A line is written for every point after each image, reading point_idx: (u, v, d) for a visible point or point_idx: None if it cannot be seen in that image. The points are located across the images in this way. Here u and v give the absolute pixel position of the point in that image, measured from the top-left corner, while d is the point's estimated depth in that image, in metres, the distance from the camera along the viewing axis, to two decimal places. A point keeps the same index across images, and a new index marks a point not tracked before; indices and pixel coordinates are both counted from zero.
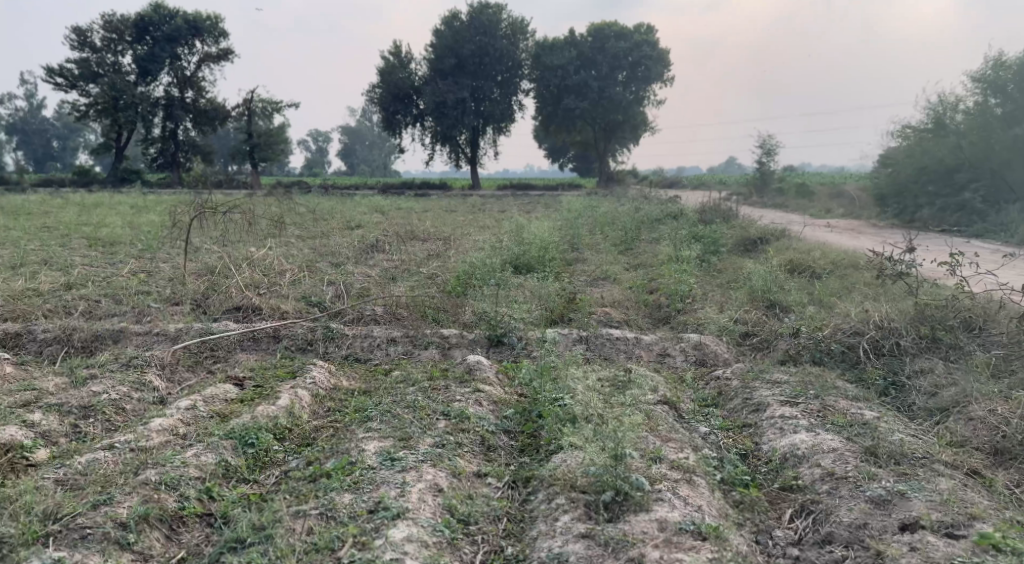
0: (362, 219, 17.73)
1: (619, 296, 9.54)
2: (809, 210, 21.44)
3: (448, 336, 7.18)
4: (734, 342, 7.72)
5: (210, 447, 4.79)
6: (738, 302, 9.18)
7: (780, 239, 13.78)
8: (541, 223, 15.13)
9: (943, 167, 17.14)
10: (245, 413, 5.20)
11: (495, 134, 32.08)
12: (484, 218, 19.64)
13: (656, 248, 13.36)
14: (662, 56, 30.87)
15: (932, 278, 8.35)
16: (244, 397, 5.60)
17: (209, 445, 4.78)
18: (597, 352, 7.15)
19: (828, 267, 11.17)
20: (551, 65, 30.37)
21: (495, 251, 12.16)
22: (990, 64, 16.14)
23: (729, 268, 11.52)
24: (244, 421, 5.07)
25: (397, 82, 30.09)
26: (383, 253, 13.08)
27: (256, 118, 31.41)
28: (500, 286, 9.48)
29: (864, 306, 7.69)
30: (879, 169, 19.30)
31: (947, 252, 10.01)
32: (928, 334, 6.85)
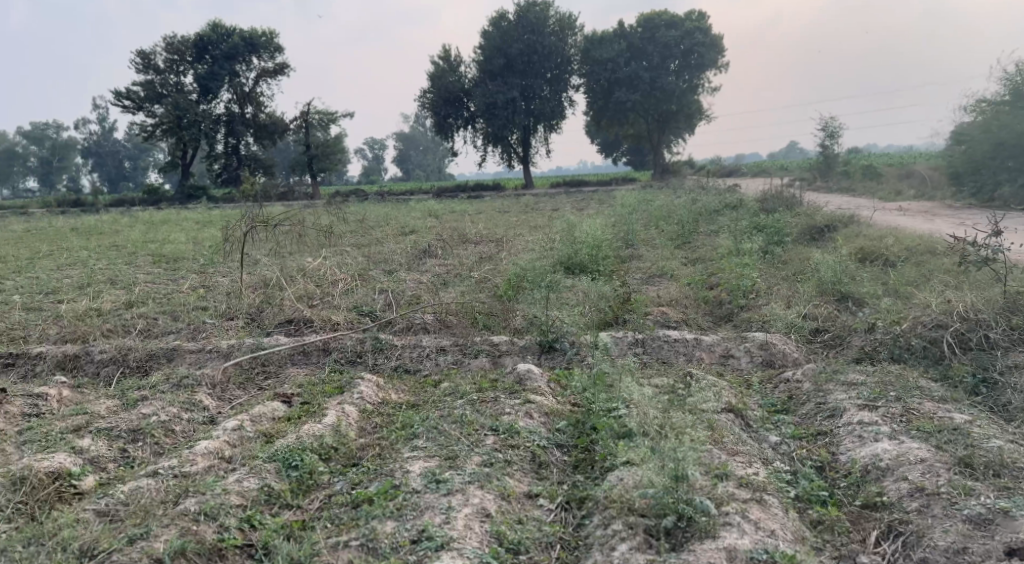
0: (416, 224, 17.60)
1: (677, 293, 9.13)
2: (878, 193, 20.57)
3: (499, 344, 6.89)
4: (803, 340, 7.27)
5: (252, 471, 4.59)
6: (805, 297, 8.69)
7: (848, 226, 13.13)
8: (595, 221, 14.74)
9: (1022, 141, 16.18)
10: (290, 433, 4.98)
11: (547, 132, 31.73)
12: (538, 218, 19.32)
13: (716, 240, 12.86)
14: (715, 43, 30.09)
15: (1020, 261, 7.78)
16: (290, 415, 5.37)
17: (252, 470, 4.58)
18: (654, 356, 6.78)
19: (903, 254, 10.55)
20: (601, 59, 29.89)
21: (550, 252, 11.82)
22: None
23: (795, 259, 10.97)
24: (286, 442, 4.84)
25: (447, 85, 29.97)
26: (437, 257, 12.87)
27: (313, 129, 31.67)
28: (554, 288, 9.16)
29: (945, 296, 7.20)
30: (952, 147, 18.39)
31: None
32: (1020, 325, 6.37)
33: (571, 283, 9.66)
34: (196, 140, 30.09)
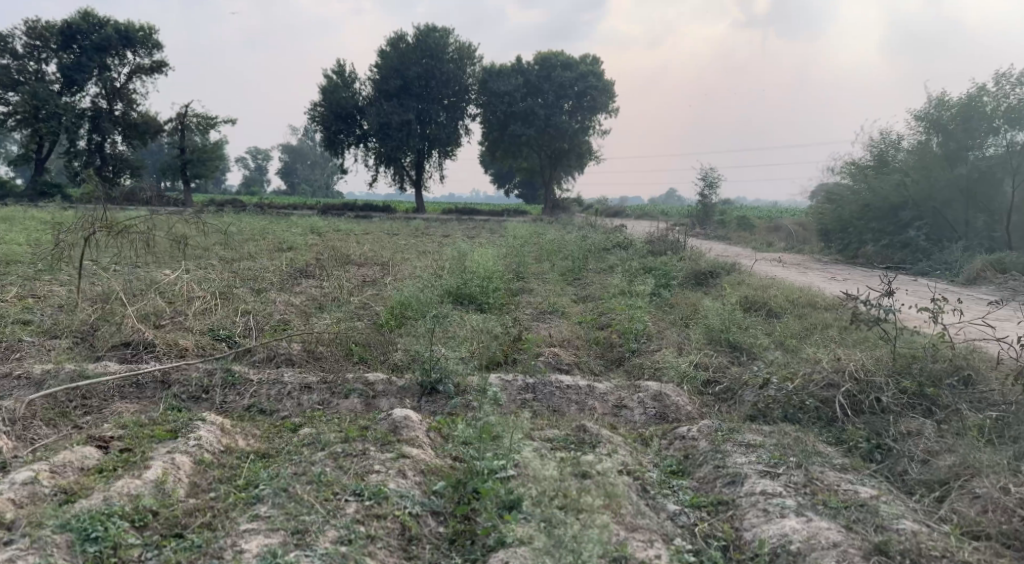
0: (293, 240, 16.65)
1: (569, 333, 8.72)
2: (753, 242, 21.12)
3: (374, 383, 6.20)
4: (695, 392, 6.95)
5: (34, 547, 4.02)
6: (697, 344, 8.43)
7: (731, 273, 13.17)
8: (483, 250, 14.30)
9: (885, 204, 16.80)
10: (96, 493, 4.41)
11: (439, 158, 31.22)
12: (423, 243, 18.77)
13: (605, 279, 12.64)
14: (607, 87, 30.65)
15: (911, 326, 7.68)
16: (98, 466, 4.73)
17: (34, 545, 4.02)
18: (545, 404, 6.28)
19: (787, 305, 10.54)
20: (497, 91, 29.77)
21: (434, 280, 11.27)
22: (933, 102, 15.94)
23: (682, 303, 10.83)
24: (89, 504, 4.29)
25: (340, 101, 28.88)
26: (313, 278, 12.07)
27: (190, 133, 29.93)
28: (439, 321, 8.58)
29: (838, 355, 6.99)
30: (819, 203, 18.93)
31: (918, 295, 9.45)
32: (915, 389, 6.10)
33: (458, 316, 9.10)
34: (55, 134, 27.86)
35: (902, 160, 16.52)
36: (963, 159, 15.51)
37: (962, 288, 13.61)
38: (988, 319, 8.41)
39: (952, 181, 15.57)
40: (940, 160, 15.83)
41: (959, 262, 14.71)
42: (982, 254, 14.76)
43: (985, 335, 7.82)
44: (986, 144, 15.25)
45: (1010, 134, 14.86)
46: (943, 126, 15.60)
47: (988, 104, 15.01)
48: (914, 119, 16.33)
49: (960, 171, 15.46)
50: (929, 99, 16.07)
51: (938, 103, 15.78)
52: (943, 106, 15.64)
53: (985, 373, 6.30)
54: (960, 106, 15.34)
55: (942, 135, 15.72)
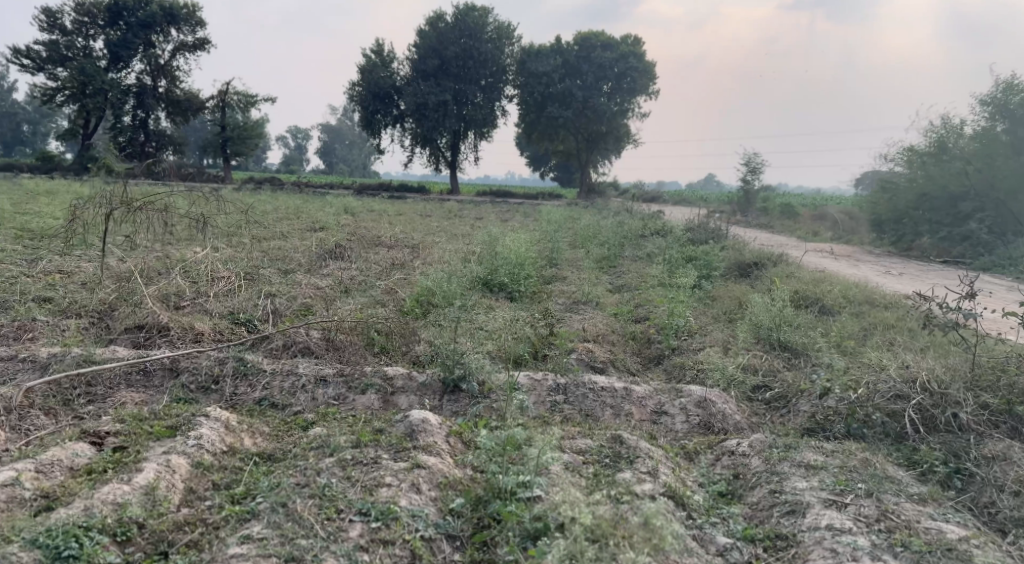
0: (326, 220, 16.24)
1: (603, 327, 8.13)
2: (796, 231, 20.28)
3: (393, 377, 5.65)
4: (742, 399, 6.36)
5: None
6: (744, 342, 7.79)
7: (776, 264, 12.43)
8: (517, 235, 13.74)
9: (944, 195, 15.85)
10: (77, 501, 3.96)
11: (476, 139, 30.65)
12: (457, 226, 18.26)
13: (643, 269, 12.01)
14: (648, 69, 29.86)
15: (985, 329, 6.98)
16: (86, 467, 4.25)
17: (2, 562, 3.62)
18: (576, 407, 5.72)
19: (839, 300, 9.82)
20: (536, 72, 29.14)
21: (463, 266, 10.75)
22: (998, 87, 15.22)
23: (725, 296, 10.16)
24: (67, 513, 3.86)
25: (378, 80, 28.42)
26: (342, 260, 11.61)
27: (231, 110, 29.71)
28: (466, 311, 8.05)
29: (905, 362, 6.36)
30: (870, 193, 17.94)
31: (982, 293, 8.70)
32: (1008, 408, 5.53)
33: (487, 307, 8.56)
34: (100, 110, 27.72)
35: (962, 147, 15.55)
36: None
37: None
38: None
39: (1017, 170, 14.64)
40: (1004, 148, 14.94)
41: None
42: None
43: None
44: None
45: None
46: (1009, 112, 14.87)
47: None
48: (977, 104, 15.48)
49: None
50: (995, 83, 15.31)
51: (1005, 88, 15.07)
52: (1010, 91, 14.95)
53: None
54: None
55: (1008, 122, 14.91)
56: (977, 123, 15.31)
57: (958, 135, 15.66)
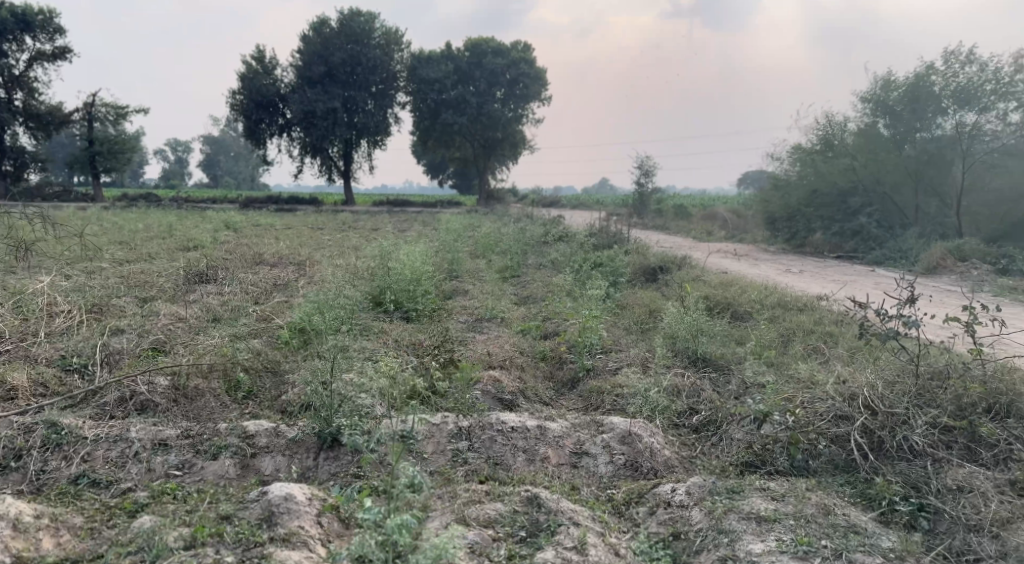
0: (200, 238, 14.80)
1: (509, 350, 7.29)
2: (693, 231, 20.03)
3: (255, 435, 4.68)
4: (669, 428, 5.69)
5: None
6: (663, 358, 7.05)
7: (681, 267, 11.86)
8: (411, 246, 12.79)
9: (835, 191, 15.67)
10: None
11: (370, 147, 29.43)
12: (347, 239, 17.11)
13: (548, 278, 11.26)
14: (540, 74, 29.48)
15: (935, 339, 6.46)
16: None
17: None
18: (482, 455, 4.82)
19: (755, 307, 8.95)
20: (427, 78, 28.19)
21: (350, 285, 9.69)
22: (878, 81, 14.93)
23: (634, 305, 9.38)
24: None
25: (262, 88, 26.84)
26: (213, 282, 10.39)
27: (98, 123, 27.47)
28: (353, 340, 7.08)
29: (841, 376, 5.75)
30: (761, 191, 17.65)
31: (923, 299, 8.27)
32: (964, 425, 4.94)
33: (376, 334, 7.61)
34: None
35: (850, 143, 15.40)
36: (911, 139, 14.44)
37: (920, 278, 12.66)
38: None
39: (902, 163, 14.59)
40: (886, 143, 14.85)
41: (915, 251, 13.70)
42: (937, 241, 13.89)
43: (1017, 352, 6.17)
44: (935, 124, 14.11)
45: (959, 115, 13.75)
46: (888, 107, 14.61)
47: (936, 83, 13.85)
48: (860, 100, 15.30)
49: (908, 152, 14.49)
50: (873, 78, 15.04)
51: (884, 83, 14.76)
52: (888, 86, 14.64)
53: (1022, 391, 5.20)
54: (907, 85, 14.24)
55: (888, 117, 14.72)
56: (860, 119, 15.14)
57: (844, 132, 15.57)
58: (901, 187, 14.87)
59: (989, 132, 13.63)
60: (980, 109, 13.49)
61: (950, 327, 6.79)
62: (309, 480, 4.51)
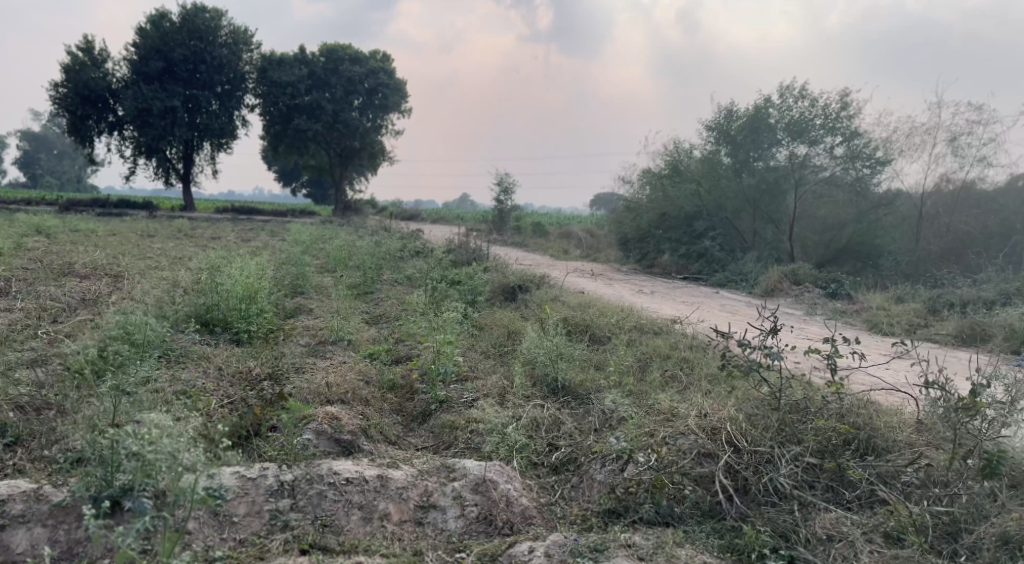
0: (7, 243, 13.09)
1: (348, 379, 6.62)
2: (548, 249, 19.86)
3: (7, 502, 4.78)
4: (528, 469, 5.27)
5: None
6: (521, 387, 6.59)
7: (540, 287, 11.50)
8: (253, 259, 11.80)
9: (681, 213, 15.92)
10: None
11: (213, 151, 27.74)
12: (181, 248, 15.72)
13: (401, 296, 10.59)
14: (399, 85, 28.87)
15: (796, 368, 6.43)
16: None
17: None
18: (309, 515, 4.77)
19: (614, 330, 8.68)
20: (278, 81, 26.90)
21: (175, 301, 8.70)
22: (722, 109, 15.25)
23: (492, 325, 8.87)
24: None
25: (90, 81, 24.66)
26: (6, 298, 9.10)
27: None
28: (152, 379, 6.51)
29: (705, 406, 5.45)
30: (614, 213, 17.72)
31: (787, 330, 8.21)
32: (833, 466, 4.70)
33: (182, 371, 6.90)
34: None
35: (693, 169, 15.64)
36: (750, 168, 14.94)
37: (762, 299, 12.95)
38: (886, 367, 6.76)
39: (741, 191, 15.12)
40: (727, 170, 15.33)
41: (754, 273, 14.04)
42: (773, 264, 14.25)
43: (870, 382, 6.22)
44: (771, 154, 14.60)
45: (792, 146, 14.20)
46: (729, 136, 14.99)
47: (772, 116, 14.31)
48: (705, 127, 15.63)
49: (748, 181, 15.02)
50: (718, 107, 15.38)
51: (727, 112, 15.12)
52: (730, 116, 15.02)
53: (879, 422, 5.06)
54: (747, 116, 14.65)
55: (729, 146, 15.14)
56: (703, 147, 15.51)
57: (689, 157, 15.87)
58: (741, 212, 15.38)
59: (817, 166, 14.14)
60: (810, 142, 13.98)
61: (807, 359, 6.71)
62: (77, 555, 4.62)
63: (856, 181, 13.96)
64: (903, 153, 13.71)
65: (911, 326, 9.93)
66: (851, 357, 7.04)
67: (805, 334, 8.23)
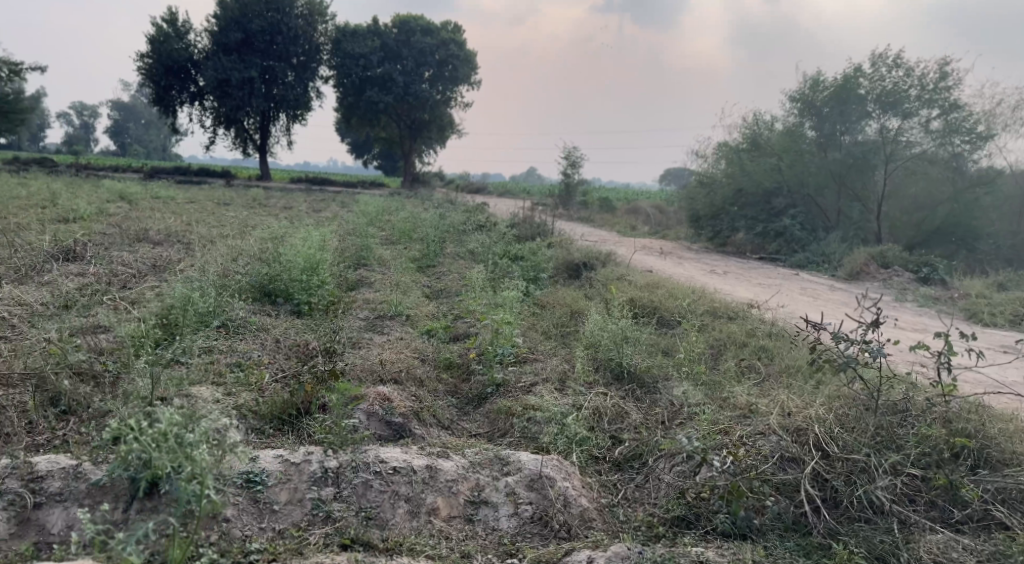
0: (84, 208, 13.15)
1: (402, 357, 6.27)
2: (617, 224, 19.25)
3: (46, 480, 4.54)
4: (588, 465, 4.84)
5: None
6: (583, 373, 6.13)
7: (607, 264, 10.98)
8: (318, 230, 11.55)
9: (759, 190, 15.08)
10: None
11: (288, 122, 27.81)
12: (249, 217, 15.65)
13: (462, 270, 10.22)
14: (469, 57, 28.42)
15: (897, 367, 5.81)
16: None
17: None
18: (353, 506, 4.42)
19: (685, 313, 8.13)
20: (351, 53, 26.74)
21: (237, 271, 8.49)
22: (809, 80, 14.34)
23: (555, 304, 8.42)
24: None
25: (172, 52, 24.88)
26: (78, 262, 9.03)
27: None
28: (207, 352, 6.28)
29: (786, 402, 4.94)
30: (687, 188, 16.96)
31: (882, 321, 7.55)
32: (944, 482, 4.21)
33: (235, 341, 6.66)
34: None
35: (774, 142, 14.75)
36: (835, 142, 14.06)
37: (845, 282, 12.17)
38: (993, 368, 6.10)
39: (825, 167, 14.19)
40: (810, 146, 14.44)
41: (838, 255, 13.24)
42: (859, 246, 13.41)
43: (979, 386, 5.57)
44: (859, 127, 13.69)
45: (883, 119, 13.28)
46: (816, 108, 14.10)
47: (863, 87, 13.33)
48: (789, 99, 14.76)
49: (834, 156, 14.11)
50: (805, 77, 14.48)
51: (813, 83, 14.22)
52: (816, 87, 14.12)
53: (995, 430, 4.55)
54: (835, 87, 13.72)
55: (814, 120, 14.25)
56: (786, 120, 14.62)
57: (770, 130, 15.03)
58: (824, 189, 14.46)
59: (909, 142, 13.16)
60: (903, 115, 13.01)
61: (909, 358, 6.08)
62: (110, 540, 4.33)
63: (951, 157, 13.03)
64: (1007, 127, 12.74)
65: (1013, 318, 9.11)
66: (962, 355, 6.38)
67: (902, 326, 7.58)
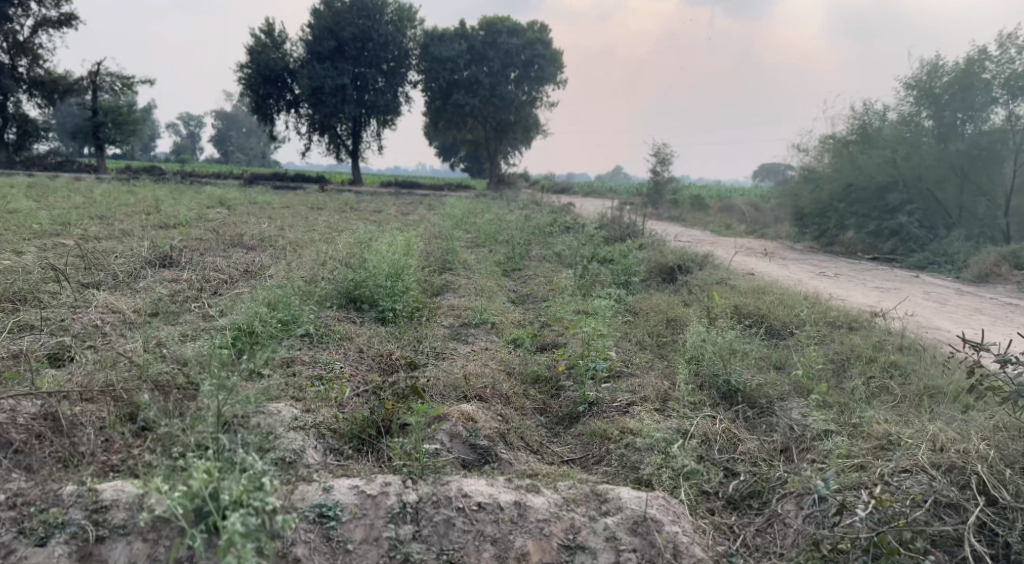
0: (181, 215, 13.24)
1: (487, 370, 5.77)
2: (710, 223, 18.38)
3: (108, 511, 4.09)
4: (699, 502, 4.26)
5: None
6: (686, 392, 5.47)
7: (704, 267, 10.22)
8: (403, 234, 11.22)
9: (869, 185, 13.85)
10: None
11: (380, 127, 27.86)
12: (336, 221, 15.53)
13: (547, 274, 9.69)
14: (556, 57, 27.88)
15: None
16: None
17: None
18: (433, 549, 3.93)
19: (798, 321, 7.37)
20: (438, 57, 26.57)
21: (321, 277, 8.18)
22: (926, 66, 13.18)
23: (648, 311, 7.78)
24: None
25: (270, 62, 25.22)
26: (171, 268, 8.90)
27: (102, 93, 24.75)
28: (289, 364, 5.92)
29: (933, 433, 4.24)
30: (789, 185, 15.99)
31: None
32: None
33: (316, 351, 6.27)
34: None
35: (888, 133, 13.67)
36: (959, 132, 12.79)
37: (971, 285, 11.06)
38: None
39: (945, 159, 12.85)
40: (930, 139, 13.13)
41: (962, 254, 12.11)
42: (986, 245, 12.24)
43: None
44: (985, 116, 12.50)
45: (1011, 106, 12.15)
46: (934, 96, 12.93)
47: (988, 70, 12.30)
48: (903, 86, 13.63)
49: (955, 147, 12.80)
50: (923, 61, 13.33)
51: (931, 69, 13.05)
52: (934, 73, 12.98)
53: None
54: (955, 72, 12.63)
55: (931, 108, 13.07)
56: (901, 109, 13.51)
57: (882, 120, 13.96)
58: (943, 184, 13.09)
59: None
60: None
61: None
62: None
63: None
64: None
65: None
66: None
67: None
